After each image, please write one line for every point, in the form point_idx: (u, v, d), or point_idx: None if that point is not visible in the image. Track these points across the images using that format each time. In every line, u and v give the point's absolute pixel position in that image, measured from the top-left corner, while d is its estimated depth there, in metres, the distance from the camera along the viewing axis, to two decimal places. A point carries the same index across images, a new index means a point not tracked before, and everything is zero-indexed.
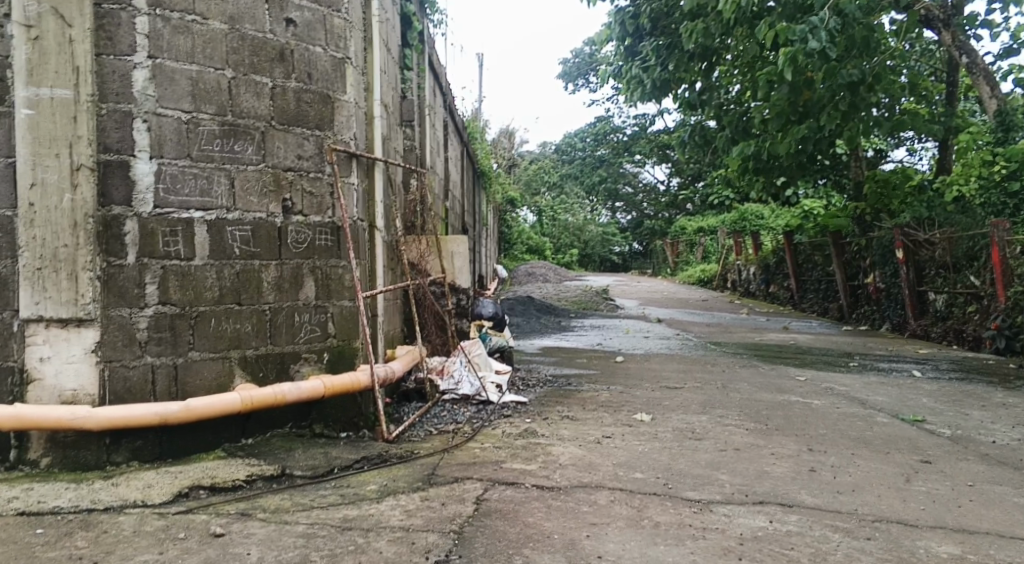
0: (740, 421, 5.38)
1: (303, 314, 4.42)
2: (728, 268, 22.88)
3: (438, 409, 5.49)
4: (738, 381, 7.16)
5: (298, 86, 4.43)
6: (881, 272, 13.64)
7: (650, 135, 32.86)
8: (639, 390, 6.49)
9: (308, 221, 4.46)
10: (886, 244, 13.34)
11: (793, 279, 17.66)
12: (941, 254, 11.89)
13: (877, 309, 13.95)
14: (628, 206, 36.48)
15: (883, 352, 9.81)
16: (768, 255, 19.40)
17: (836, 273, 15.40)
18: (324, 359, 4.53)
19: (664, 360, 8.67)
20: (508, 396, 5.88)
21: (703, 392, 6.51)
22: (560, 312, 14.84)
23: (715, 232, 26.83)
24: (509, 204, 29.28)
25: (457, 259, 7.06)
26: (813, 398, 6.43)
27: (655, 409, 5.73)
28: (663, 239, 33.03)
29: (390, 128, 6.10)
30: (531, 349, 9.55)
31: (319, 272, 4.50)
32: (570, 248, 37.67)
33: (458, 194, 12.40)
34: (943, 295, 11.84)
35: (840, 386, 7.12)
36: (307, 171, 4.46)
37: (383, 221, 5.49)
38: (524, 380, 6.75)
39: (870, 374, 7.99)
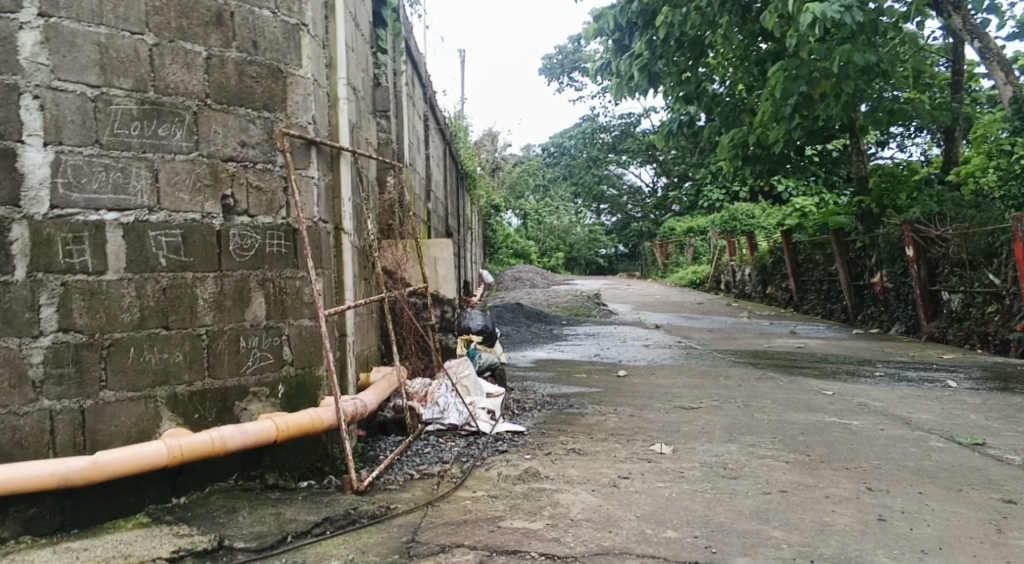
0: (776, 453, 4.57)
1: (251, 338, 3.61)
2: (722, 268, 22.17)
3: (421, 443, 4.64)
4: (761, 398, 6.36)
5: (240, 57, 3.61)
6: (888, 272, 12.92)
7: (636, 135, 32.14)
8: (651, 413, 5.67)
9: (255, 223, 3.65)
10: (895, 242, 12.61)
11: (792, 279, 16.93)
12: (955, 252, 11.15)
13: (885, 310, 13.23)
14: (615, 207, 35.76)
15: (905, 359, 9.04)
16: (764, 255, 18.68)
17: (839, 273, 14.67)
18: (280, 393, 3.71)
19: (670, 373, 7.86)
20: (502, 425, 5.03)
21: (724, 413, 5.70)
22: (551, 319, 14.03)
23: (705, 233, 26.13)
24: (493, 208, 28.45)
25: (441, 266, 6.13)
26: (850, 418, 5.62)
27: (675, 437, 4.90)
28: (651, 241, 32.33)
29: (360, 116, 5.28)
30: (523, 362, 8.73)
31: (270, 285, 3.68)
32: (556, 250, 36.97)
33: (440, 196, 11.60)
34: (959, 295, 11.09)
35: (873, 402, 6.33)
36: (253, 161, 3.65)
37: (352, 222, 4.65)
38: (519, 404, 5.90)
39: (900, 385, 7.21)
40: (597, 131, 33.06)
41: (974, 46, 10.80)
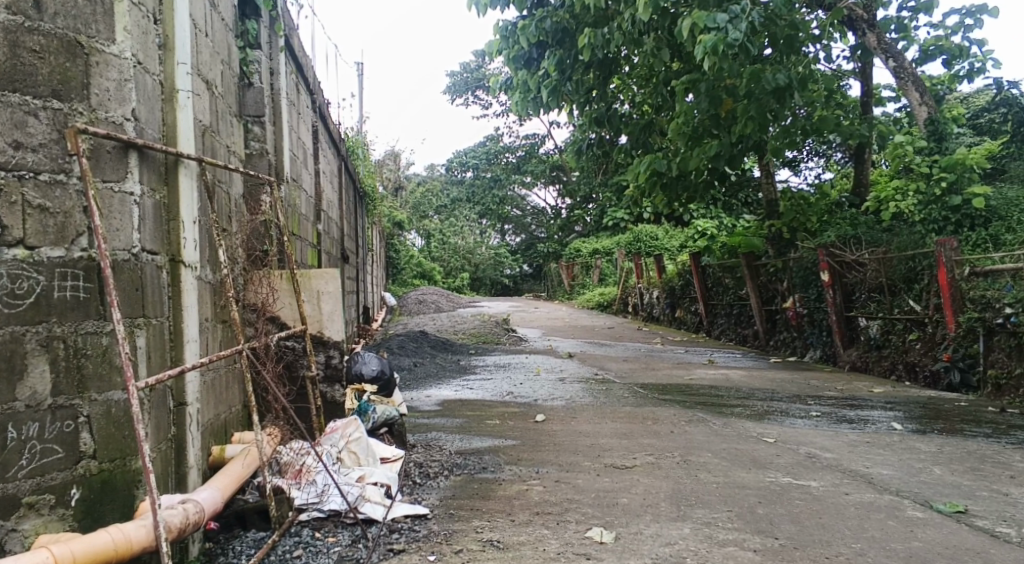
0: (738, 537, 3.73)
1: (28, 424, 2.53)
2: (629, 291, 21.68)
3: (293, 538, 3.57)
4: (700, 450, 5.55)
5: (11, 23, 2.58)
6: (802, 296, 12.54)
7: (541, 156, 31.56)
8: (578, 477, 4.74)
9: (35, 259, 2.57)
10: (808, 266, 12.23)
11: (701, 303, 16.48)
12: (872, 277, 10.80)
13: (797, 336, 12.85)
14: (519, 228, 35.23)
15: (836, 393, 8.48)
16: (672, 277, 18.24)
17: (751, 297, 14.26)
18: (73, 499, 2.61)
19: (591, 417, 6.99)
20: (401, 507, 3.93)
21: (663, 474, 4.84)
22: (458, 348, 13.01)
23: (612, 254, 25.72)
24: (396, 227, 27.31)
25: (327, 301, 4.98)
26: (805, 477, 4.86)
27: (612, 514, 3.99)
28: (557, 262, 31.80)
29: (215, 118, 4.25)
30: (426, 404, 7.71)
31: (61, 346, 2.60)
32: (461, 271, 36.04)
33: (334, 215, 10.53)
34: (877, 321, 10.71)
35: (823, 452, 5.62)
36: (35, 169, 2.59)
37: (197, 252, 3.56)
38: (421, 468, 4.82)
39: (842, 428, 6.56)
40: (502, 151, 32.41)
41: (889, 66, 10.61)
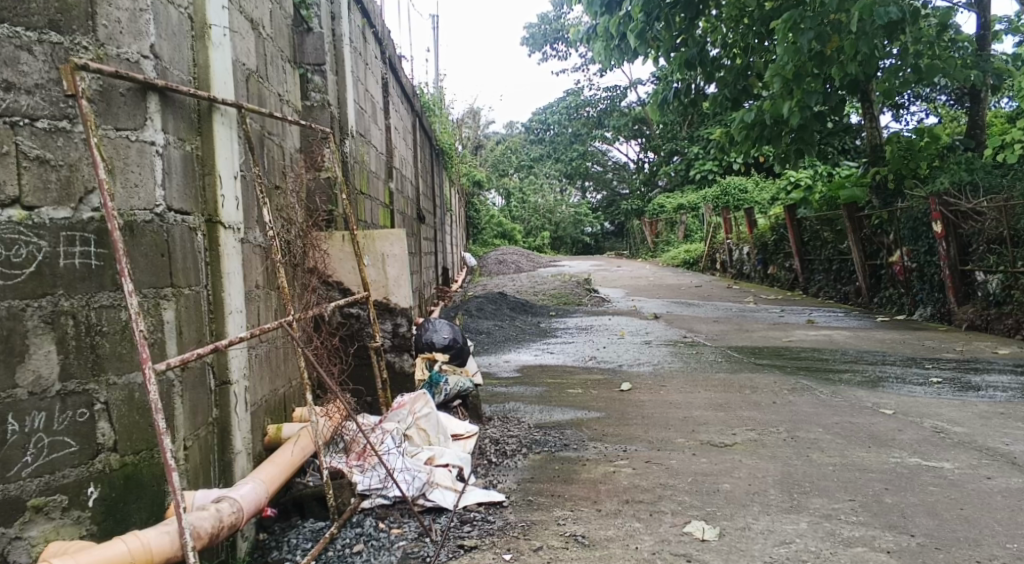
0: (866, 534, 3.18)
1: (31, 416, 2.24)
2: (717, 247, 20.79)
3: (356, 528, 3.20)
4: (810, 425, 4.96)
5: None
6: (910, 250, 11.57)
7: (622, 109, 30.59)
8: (672, 457, 4.23)
9: (37, 219, 2.26)
10: (918, 216, 11.23)
11: (797, 258, 15.55)
12: (992, 227, 9.79)
13: (906, 292, 11.90)
14: (600, 184, 34.39)
15: (957, 356, 7.66)
16: (765, 232, 17.30)
17: (853, 251, 13.31)
18: (91, 498, 2.34)
19: (683, 384, 6.45)
20: (474, 494, 3.51)
21: (768, 455, 4.28)
22: (538, 310, 12.59)
23: (698, 209, 24.73)
24: (475, 186, 26.94)
25: (392, 265, 4.52)
26: (937, 458, 4.23)
27: (713, 503, 3.48)
28: (640, 218, 30.90)
29: (264, 62, 3.83)
30: (505, 370, 7.30)
31: (72, 323, 2.31)
32: (542, 230, 35.53)
33: (408, 174, 10.17)
34: (997, 275, 9.71)
35: (953, 426, 4.94)
36: (30, 114, 2.26)
37: (240, 211, 3.16)
38: (497, 445, 4.38)
39: (971, 397, 5.82)
40: (583, 105, 31.50)
41: None
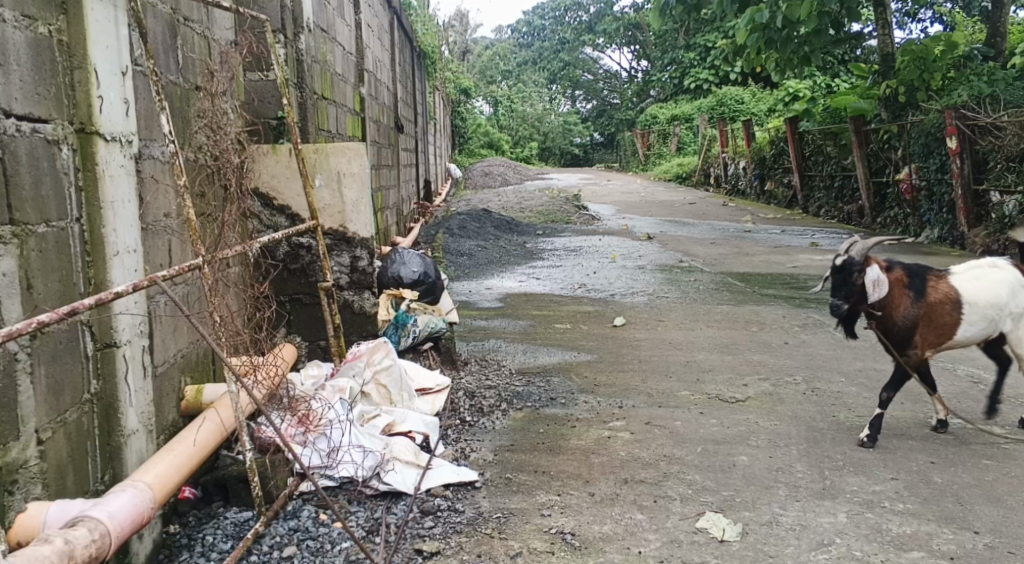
0: (918, 529, 2.61)
1: None
2: (711, 160, 20.01)
3: (291, 521, 2.55)
4: (831, 373, 4.37)
5: None
6: (920, 167, 10.84)
7: (614, 14, 29.19)
8: (676, 417, 3.65)
9: None
10: (931, 131, 10.43)
11: (796, 174, 14.81)
12: (1010, 144, 8.99)
13: (912, 213, 11.26)
14: (590, 93, 33.15)
15: None
16: (763, 145, 16.47)
17: (857, 168, 12.57)
18: None
19: (683, 319, 5.83)
20: (443, 471, 2.86)
21: (788, 414, 3.69)
22: (525, 229, 11.90)
23: (692, 120, 23.81)
24: (461, 93, 25.78)
25: (353, 188, 3.75)
26: (982, 419, 3.65)
27: (730, 485, 2.89)
28: (631, 129, 29.87)
29: None
30: (487, 298, 6.66)
31: None
32: (530, 140, 33.93)
33: (383, 78, 9.23)
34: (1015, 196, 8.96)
35: (991, 375, 4.36)
36: None
37: (131, 119, 2.41)
38: (472, 401, 3.75)
39: None
40: None
41: None
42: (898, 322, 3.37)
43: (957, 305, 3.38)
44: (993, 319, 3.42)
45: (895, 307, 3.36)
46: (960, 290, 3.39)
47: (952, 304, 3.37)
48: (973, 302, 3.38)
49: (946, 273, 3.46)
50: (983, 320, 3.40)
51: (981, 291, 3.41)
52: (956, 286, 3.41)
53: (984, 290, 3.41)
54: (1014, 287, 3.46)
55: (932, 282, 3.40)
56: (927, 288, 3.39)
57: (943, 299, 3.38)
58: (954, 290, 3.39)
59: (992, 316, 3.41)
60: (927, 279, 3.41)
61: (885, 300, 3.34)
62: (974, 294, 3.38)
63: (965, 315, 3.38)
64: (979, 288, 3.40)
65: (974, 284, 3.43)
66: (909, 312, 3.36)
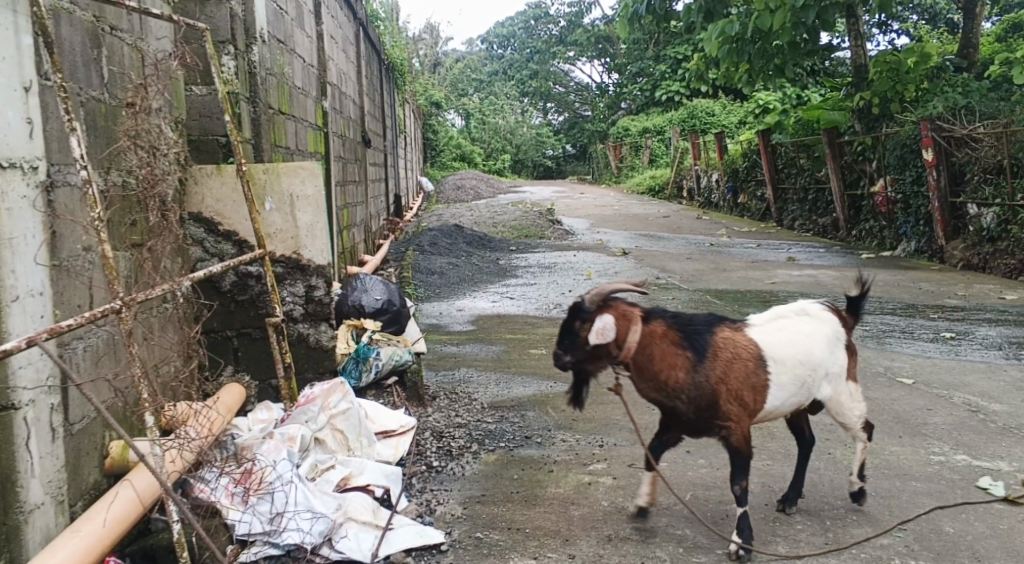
0: None
1: None
2: (684, 173, 19.90)
3: None
4: None
5: None
6: (895, 180, 10.71)
7: (586, 27, 29.18)
8: (661, 458, 3.37)
9: None
10: (907, 143, 10.26)
11: (770, 187, 14.68)
12: (987, 155, 8.96)
13: (888, 226, 11.14)
14: (563, 105, 33.02)
15: (958, 301, 6.90)
16: (736, 158, 16.36)
17: (831, 180, 12.44)
18: None
19: None
20: (404, 531, 2.55)
21: (780, 452, 3.43)
22: (497, 244, 11.61)
23: (664, 133, 23.75)
24: (433, 106, 25.50)
25: (307, 210, 3.44)
26: (987, 454, 3.41)
27: (725, 542, 2.61)
28: (603, 142, 29.77)
29: None
30: (457, 321, 6.36)
31: None
32: (502, 153, 33.34)
33: (348, 91, 8.92)
34: (994, 209, 8.83)
35: (988, 402, 4.13)
36: None
37: (34, 141, 2.08)
38: (439, 442, 3.45)
39: (991, 358, 5.03)
40: None
41: None
42: (677, 392, 2.63)
43: (756, 366, 2.64)
44: (807, 378, 2.71)
45: (661, 366, 2.64)
46: (761, 346, 2.67)
47: (753, 361, 2.64)
48: (779, 359, 2.67)
49: (741, 323, 2.75)
50: (795, 381, 2.68)
51: (786, 345, 2.71)
52: (756, 341, 2.70)
53: (791, 346, 2.71)
54: (828, 338, 2.79)
55: (723, 338, 2.68)
56: (714, 347, 2.65)
57: (740, 356, 2.64)
58: (752, 345, 2.67)
59: (805, 377, 2.70)
60: (716, 334, 2.69)
61: (642, 357, 2.65)
62: (776, 350, 2.67)
63: (771, 375, 2.66)
64: (784, 345, 2.69)
65: (775, 337, 2.73)
66: (691, 375, 2.62)
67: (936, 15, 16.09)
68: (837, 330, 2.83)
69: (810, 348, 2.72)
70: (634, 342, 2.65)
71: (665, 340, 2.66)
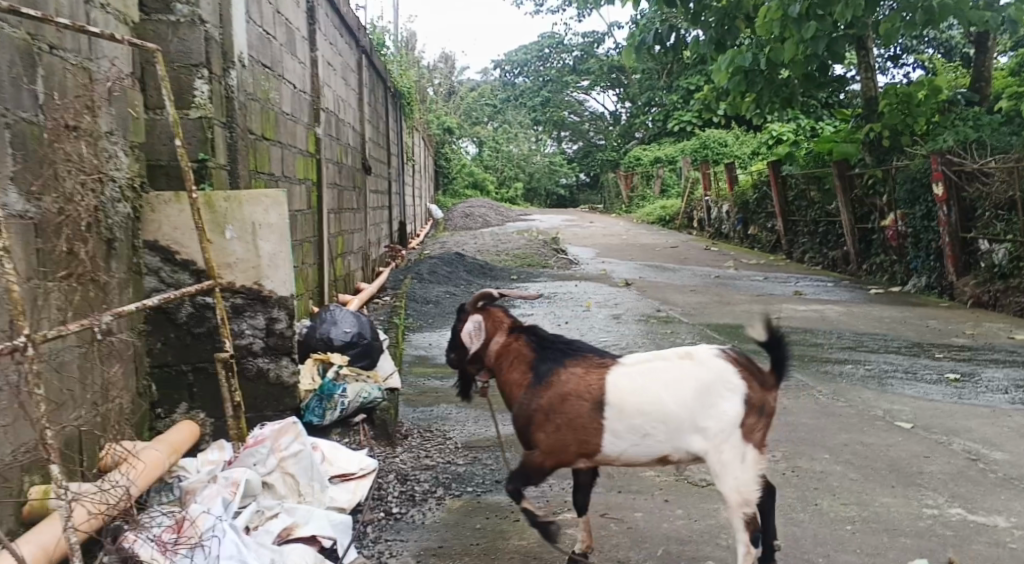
0: None
1: None
2: (694, 204, 19.72)
3: None
4: (815, 448, 3.89)
5: None
6: (905, 213, 10.49)
7: (599, 58, 29.24)
8: (635, 507, 3.17)
9: None
10: (917, 176, 10.06)
11: (779, 219, 14.48)
12: (999, 191, 8.68)
13: (897, 260, 10.90)
14: (577, 135, 33.01)
15: (966, 340, 6.66)
16: (746, 189, 16.19)
17: (840, 213, 12.24)
18: None
19: None
20: None
21: None
22: (499, 273, 11.46)
23: (675, 163, 23.63)
24: (446, 133, 25.54)
25: (270, 240, 3.27)
26: (986, 509, 3.19)
27: None
28: (616, 171, 29.69)
29: None
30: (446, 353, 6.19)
31: None
32: (515, 181, 33.34)
33: (347, 117, 8.84)
34: (1005, 245, 8.59)
35: (990, 450, 3.90)
36: None
37: None
38: (403, 487, 3.26)
39: (997, 402, 4.79)
40: None
41: None
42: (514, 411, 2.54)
43: (588, 407, 2.36)
44: (657, 433, 2.32)
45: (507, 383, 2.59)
46: (605, 386, 2.36)
47: (588, 404, 2.36)
48: (618, 405, 2.33)
49: (609, 361, 2.44)
50: (637, 433, 2.32)
51: (641, 390, 2.33)
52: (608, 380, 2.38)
53: (644, 391, 2.33)
54: (703, 389, 2.30)
55: (571, 371, 2.45)
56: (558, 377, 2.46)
57: (578, 395, 2.39)
58: (597, 385, 2.38)
59: (649, 429, 2.31)
60: (570, 366, 2.47)
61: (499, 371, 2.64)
62: (616, 395, 2.33)
63: (607, 420, 2.35)
64: (629, 391, 2.32)
65: (636, 378, 2.36)
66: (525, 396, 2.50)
67: (950, 49, 15.93)
68: (723, 381, 2.31)
69: (662, 399, 2.31)
70: (494, 353, 2.66)
71: (518, 357, 2.59)
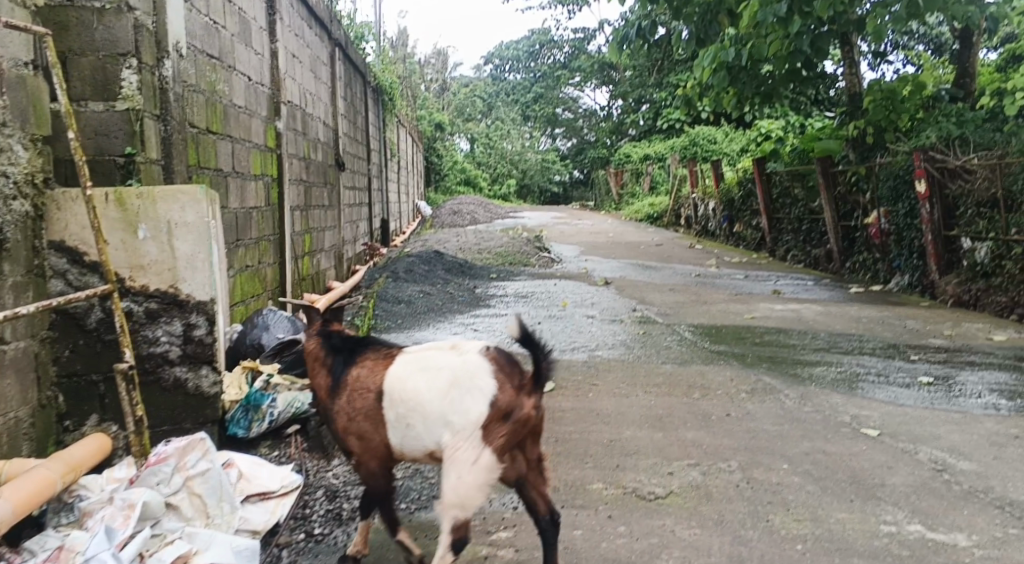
0: None
1: None
2: (682, 201, 19.49)
3: None
4: (775, 458, 3.70)
5: None
6: (889, 211, 10.29)
7: (589, 54, 28.96)
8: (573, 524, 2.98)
9: None
10: (901, 174, 9.89)
11: (764, 216, 14.28)
12: (982, 189, 8.53)
13: (881, 258, 10.72)
14: (569, 131, 32.74)
15: (944, 341, 6.47)
16: (732, 186, 15.98)
17: (825, 210, 12.04)
18: None
19: (619, 383, 5.17)
20: None
21: (712, 517, 3.05)
22: (477, 272, 11.25)
23: (665, 160, 23.39)
24: (435, 130, 25.26)
25: (187, 240, 3.07)
26: (945, 525, 3.01)
27: None
28: (606, 168, 29.44)
29: None
30: None
31: None
32: (506, 178, 33.04)
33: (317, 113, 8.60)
34: (987, 244, 8.39)
35: (957, 460, 3.71)
36: None
37: None
38: (331, 503, 3.07)
39: (969, 408, 4.60)
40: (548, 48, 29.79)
41: None
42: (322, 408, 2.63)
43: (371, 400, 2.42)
44: (418, 425, 2.31)
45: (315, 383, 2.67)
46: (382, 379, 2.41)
47: (370, 395, 2.42)
48: (388, 397, 2.37)
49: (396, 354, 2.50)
50: (403, 424, 2.34)
51: (410, 383, 2.35)
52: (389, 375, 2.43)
53: (410, 384, 2.34)
54: (455, 381, 2.28)
55: (365, 367, 2.52)
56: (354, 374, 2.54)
57: (365, 389, 2.45)
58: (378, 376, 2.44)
59: (409, 420, 2.32)
60: (364, 361, 2.54)
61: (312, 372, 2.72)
62: (390, 385, 2.37)
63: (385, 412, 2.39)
64: (402, 382, 2.35)
65: (409, 371, 2.38)
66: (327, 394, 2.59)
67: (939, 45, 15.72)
68: (472, 378, 2.26)
69: (419, 391, 2.31)
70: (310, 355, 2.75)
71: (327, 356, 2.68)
